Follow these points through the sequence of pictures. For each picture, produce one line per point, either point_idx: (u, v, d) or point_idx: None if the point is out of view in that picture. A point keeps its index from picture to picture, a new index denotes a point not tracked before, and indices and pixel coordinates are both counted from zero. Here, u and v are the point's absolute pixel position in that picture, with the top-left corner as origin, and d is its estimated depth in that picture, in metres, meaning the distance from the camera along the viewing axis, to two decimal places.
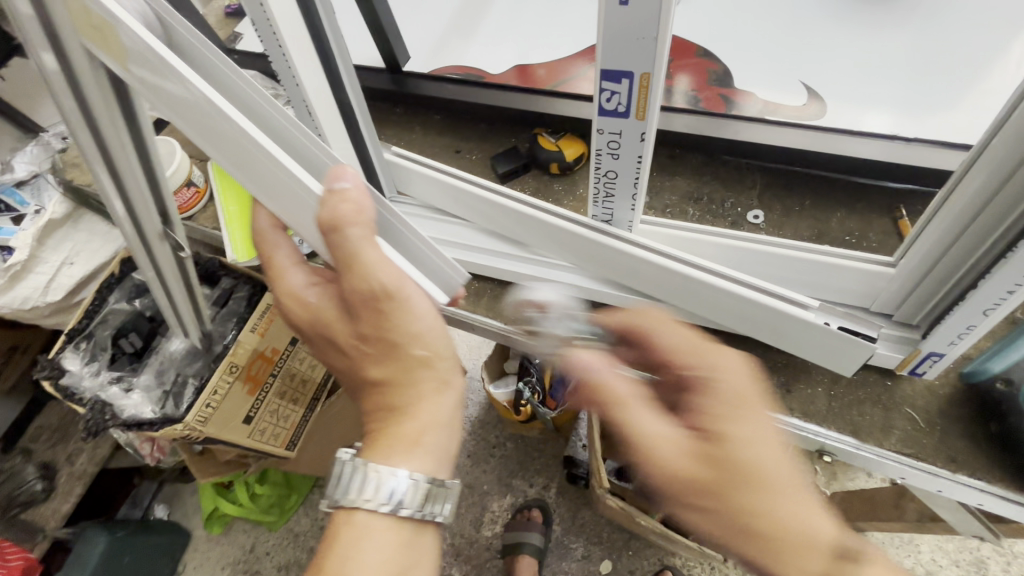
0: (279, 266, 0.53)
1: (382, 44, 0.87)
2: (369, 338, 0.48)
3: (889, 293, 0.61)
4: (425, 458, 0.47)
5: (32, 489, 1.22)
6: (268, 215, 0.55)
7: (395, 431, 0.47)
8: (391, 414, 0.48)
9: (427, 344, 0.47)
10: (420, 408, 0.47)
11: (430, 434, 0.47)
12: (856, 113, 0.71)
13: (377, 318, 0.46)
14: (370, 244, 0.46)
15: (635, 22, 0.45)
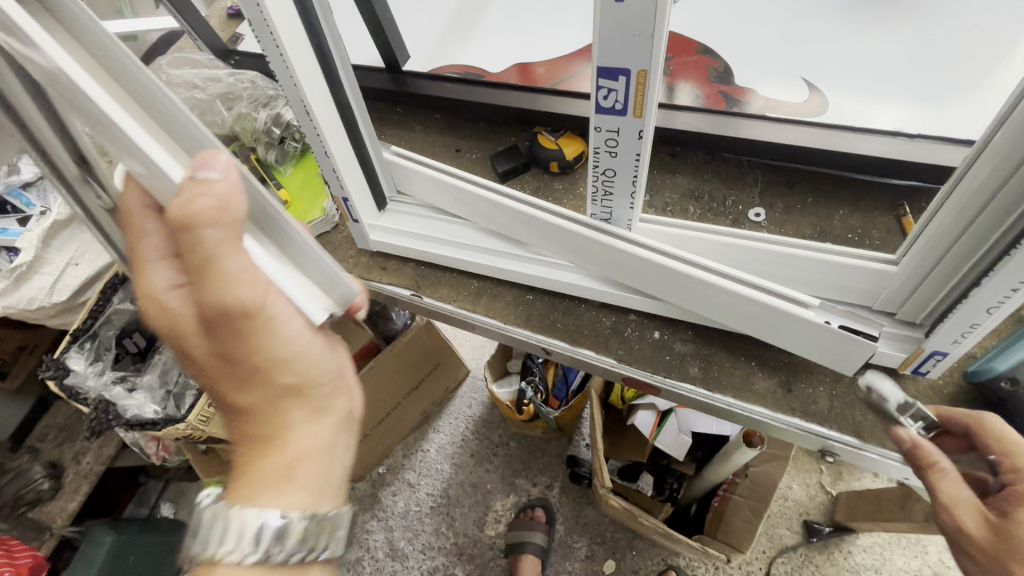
0: (142, 260, 0.46)
1: (382, 44, 0.87)
2: (231, 359, 0.44)
3: (892, 291, 0.60)
4: (298, 491, 0.45)
5: (38, 488, 1.23)
6: (138, 196, 0.48)
7: (265, 467, 0.45)
8: (261, 445, 0.47)
9: (297, 370, 0.46)
10: (290, 439, 0.47)
11: (306, 465, 0.46)
12: (859, 109, 0.70)
13: (240, 335, 0.43)
14: (229, 251, 0.40)
15: (631, 19, 0.45)
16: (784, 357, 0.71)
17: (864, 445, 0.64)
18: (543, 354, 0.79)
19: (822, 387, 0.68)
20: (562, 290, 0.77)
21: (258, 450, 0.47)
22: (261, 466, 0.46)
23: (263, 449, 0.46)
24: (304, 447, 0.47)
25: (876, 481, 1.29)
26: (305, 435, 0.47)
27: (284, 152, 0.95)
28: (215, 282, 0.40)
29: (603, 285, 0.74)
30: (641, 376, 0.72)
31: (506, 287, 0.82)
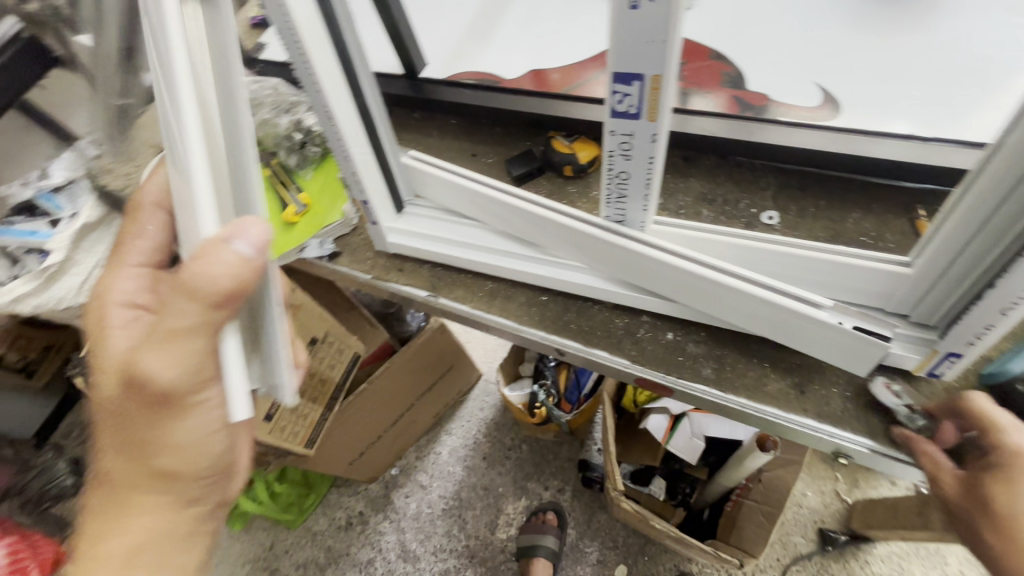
0: (123, 263, 0.64)
1: (400, 51, 0.90)
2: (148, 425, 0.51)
3: (906, 292, 0.60)
4: (161, 522, 0.55)
5: (62, 484, 1.25)
6: (152, 194, 0.62)
7: (104, 548, 0.53)
8: (109, 515, 0.54)
9: (188, 456, 0.53)
10: (136, 522, 0.54)
11: (147, 553, 0.54)
12: (873, 112, 0.70)
13: (155, 412, 0.50)
14: (192, 339, 0.46)
15: (644, 25, 0.46)
16: (797, 359, 0.71)
17: (877, 448, 0.64)
18: (555, 355, 0.80)
19: (835, 388, 0.68)
20: (575, 291, 0.79)
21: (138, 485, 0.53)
22: (108, 528, 0.54)
23: (114, 513, 0.54)
24: (186, 443, 0.53)
25: (894, 489, 1.27)
26: (157, 506, 0.55)
27: (305, 157, 0.98)
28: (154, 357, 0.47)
29: (616, 286, 0.75)
30: (653, 376, 0.73)
31: (519, 289, 0.83)
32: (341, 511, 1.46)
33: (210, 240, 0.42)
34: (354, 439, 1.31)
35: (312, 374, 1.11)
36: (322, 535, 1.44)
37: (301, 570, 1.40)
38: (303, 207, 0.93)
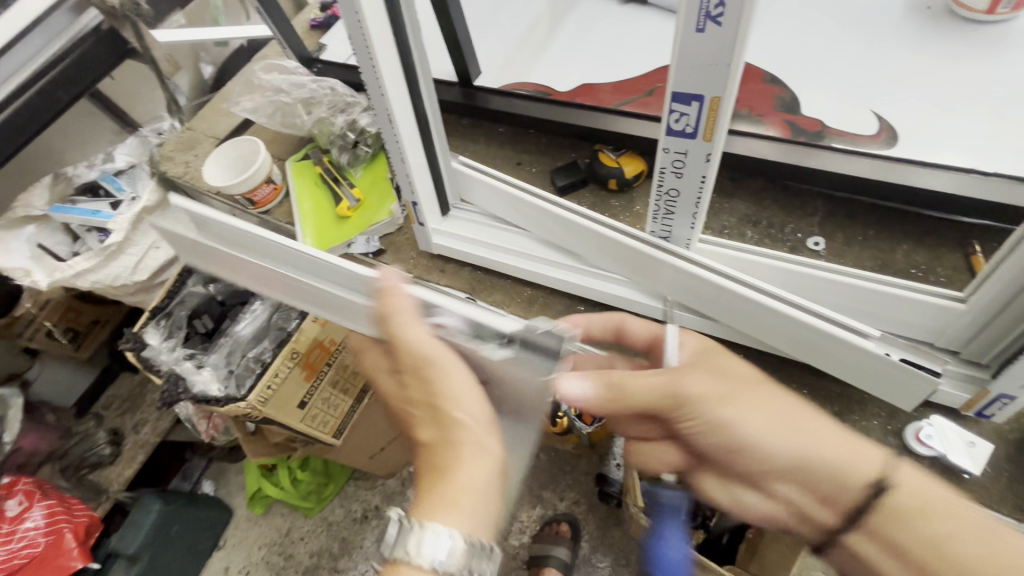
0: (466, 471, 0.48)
1: (457, 60, 0.92)
2: (432, 408, 0.51)
3: (957, 328, 0.59)
4: (461, 519, 0.45)
5: (100, 452, 1.35)
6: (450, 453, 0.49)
7: (433, 493, 0.48)
8: (432, 475, 0.49)
9: (462, 404, 0.50)
10: (455, 470, 0.48)
11: (466, 495, 0.46)
12: (928, 143, 0.68)
13: (435, 448, 0.50)
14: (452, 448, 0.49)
15: (709, 48, 0.47)
16: (837, 388, 0.70)
17: None
18: None
19: (876, 420, 0.67)
20: (612, 302, 0.79)
21: (433, 503, 0.46)
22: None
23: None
24: (482, 485, 0.47)
25: None
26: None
27: (356, 155, 1.02)
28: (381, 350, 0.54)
29: (659, 303, 0.75)
30: None
31: (557, 297, 0.85)
32: (357, 504, 1.48)
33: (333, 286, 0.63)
34: (381, 435, 1.29)
35: (345, 366, 1.16)
36: (337, 526, 1.46)
37: (316, 557, 1.43)
38: (355, 202, 0.98)
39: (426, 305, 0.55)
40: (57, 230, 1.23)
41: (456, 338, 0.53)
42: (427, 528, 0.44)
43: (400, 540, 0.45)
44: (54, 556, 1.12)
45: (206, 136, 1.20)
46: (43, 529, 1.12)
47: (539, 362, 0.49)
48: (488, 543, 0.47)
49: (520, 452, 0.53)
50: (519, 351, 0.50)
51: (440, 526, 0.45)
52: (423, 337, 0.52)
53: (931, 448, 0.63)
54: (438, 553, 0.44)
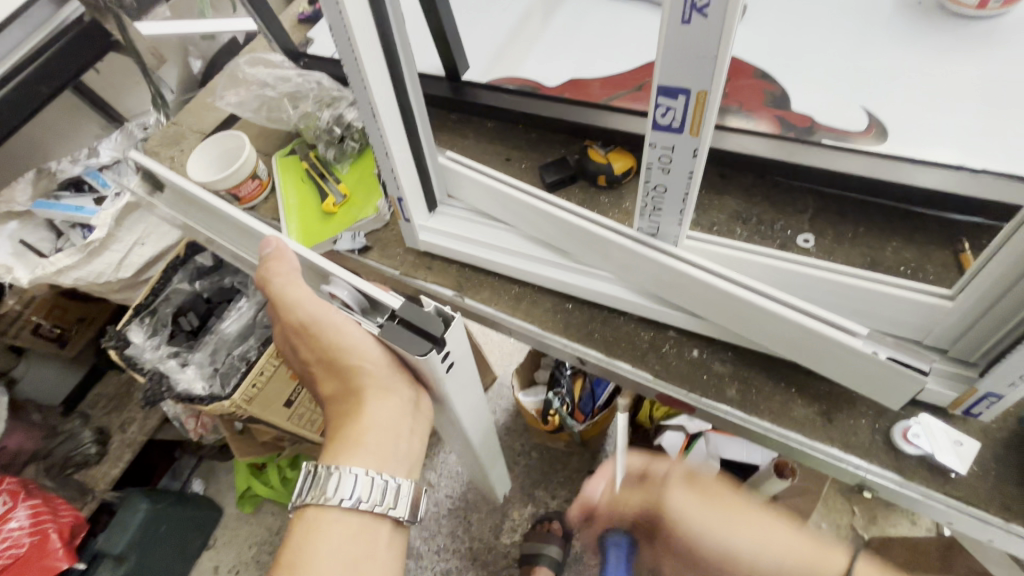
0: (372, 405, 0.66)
1: (444, 54, 0.91)
2: (336, 366, 0.68)
3: (945, 326, 0.59)
4: (368, 457, 0.64)
5: (86, 451, 1.32)
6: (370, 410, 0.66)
7: (347, 437, 0.66)
8: (348, 419, 0.68)
9: (359, 357, 0.66)
10: (365, 416, 0.66)
11: (372, 433, 0.65)
12: (918, 139, 0.68)
13: (351, 395, 0.69)
14: (367, 399, 0.67)
15: (695, 40, 0.46)
16: (826, 386, 0.70)
17: (904, 483, 0.62)
18: (576, 363, 0.80)
19: (864, 419, 0.67)
20: (600, 300, 0.78)
21: (348, 446, 0.65)
22: (304, 555, 0.60)
23: (309, 523, 0.62)
24: (386, 424, 0.65)
25: (915, 530, 1.22)
26: (351, 521, 0.62)
27: (342, 150, 1.01)
28: (284, 315, 0.69)
29: (645, 300, 0.74)
30: (676, 394, 0.73)
31: (545, 294, 0.84)
32: None
33: (272, 241, 0.71)
34: None
35: None
36: None
37: None
38: (342, 197, 0.97)
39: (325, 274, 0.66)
40: (41, 226, 1.20)
41: (348, 309, 0.65)
42: (337, 472, 0.62)
43: (321, 483, 0.62)
44: (38, 557, 1.10)
45: (191, 131, 1.18)
46: (26, 530, 1.10)
47: (418, 342, 0.59)
48: (391, 471, 0.65)
49: (404, 406, 0.68)
50: (402, 325, 0.61)
51: (351, 466, 0.62)
52: (315, 302, 0.67)
53: (918, 447, 0.62)
54: (354, 490, 0.62)
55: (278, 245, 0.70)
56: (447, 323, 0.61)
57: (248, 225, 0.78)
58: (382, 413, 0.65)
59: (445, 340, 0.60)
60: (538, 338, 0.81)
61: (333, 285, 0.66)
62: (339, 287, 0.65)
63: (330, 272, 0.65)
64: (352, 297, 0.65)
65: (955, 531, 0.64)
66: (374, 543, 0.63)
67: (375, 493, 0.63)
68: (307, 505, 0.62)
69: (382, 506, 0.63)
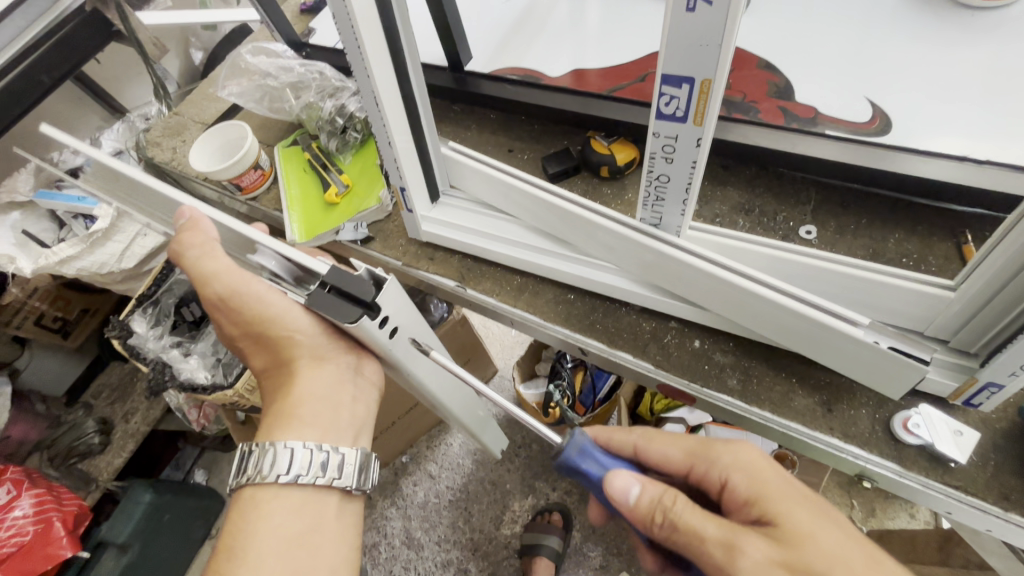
0: (305, 379, 0.65)
1: (447, 44, 0.91)
2: (265, 339, 0.66)
3: (947, 316, 0.59)
4: (306, 430, 0.62)
5: (89, 441, 1.32)
6: (302, 381, 0.65)
7: (284, 412, 0.64)
8: (283, 395, 0.66)
9: (285, 325, 0.64)
10: (299, 387, 0.65)
11: (307, 404, 0.63)
12: (924, 130, 0.67)
13: (283, 368, 0.68)
14: (302, 373, 0.65)
15: (699, 29, 0.46)
16: (826, 377, 0.70)
17: (905, 473, 0.63)
18: (577, 353, 0.80)
19: (865, 409, 0.67)
20: (602, 290, 0.79)
21: (283, 421, 0.63)
22: (247, 534, 0.58)
23: (248, 503, 0.60)
24: (321, 394, 0.64)
25: (913, 522, 1.22)
26: (293, 495, 0.60)
27: (345, 141, 1.01)
28: (201, 289, 0.66)
29: (646, 290, 0.74)
30: (677, 383, 0.73)
31: (547, 285, 0.84)
32: None
33: (187, 210, 0.64)
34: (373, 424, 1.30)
35: None
36: None
37: None
38: (344, 188, 0.97)
39: (247, 243, 0.62)
40: (43, 217, 1.21)
41: (277, 280, 0.63)
42: (273, 448, 0.60)
43: (257, 461, 0.60)
44: (42, 545, 1.11)
45: (193, 122, 1.18)
46: (31, 518, 1.11)
47: (349, 309, 0.55)
48: (333, 441, 0.63)
49: (341, 376, 0.66)
50: (332, 292, 0.56)
51: (287, 441, 0.60)
52: (233, 274, 0.63)
53: (918, 436, 0.62)
54: (291, 464, 0.59)
55: (191, 214, 0.65)
56: (380, 287, 0.56)
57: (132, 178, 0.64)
58: (316, 383, 0.65)
59: (378, 306, 0.56)
60: (540, 327, 0.81)
61: (259, 254, 0.61)
62: (264, 257, 0.61)
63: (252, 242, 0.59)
64: (280, 267, 0.61)
65: (953, 520, 0.64)
66: (318, 523, 0.60)
67: (315, 465, 0.60)
68: (245, 484, 0.60)
69: (326, 478, 0.61)
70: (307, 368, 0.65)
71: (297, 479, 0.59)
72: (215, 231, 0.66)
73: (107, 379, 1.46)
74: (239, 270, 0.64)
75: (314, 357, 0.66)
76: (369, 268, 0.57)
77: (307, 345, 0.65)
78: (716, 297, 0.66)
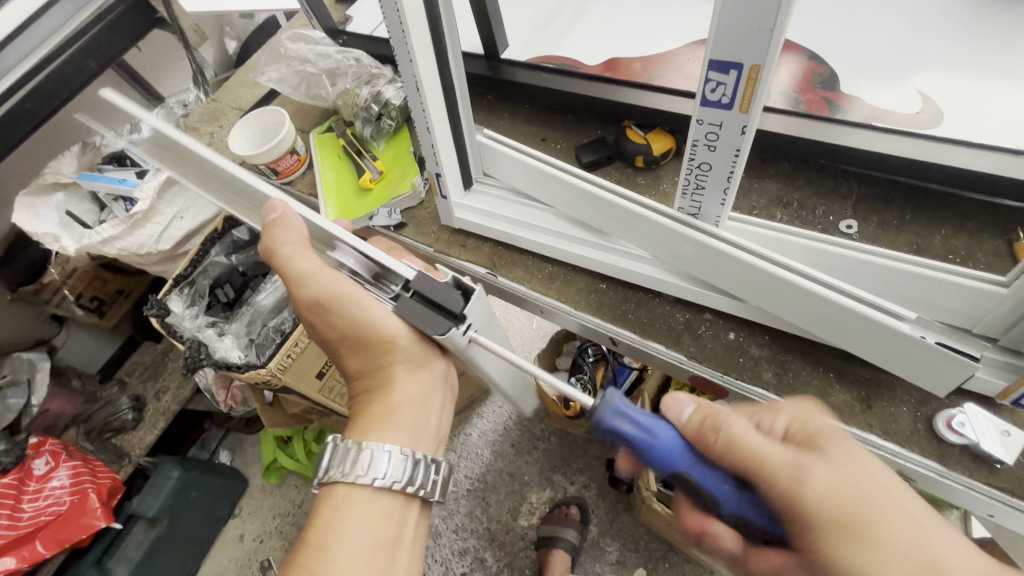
0: (398, 387, 0.65)
1: (484, 32, 0.91)
2: (362, 342, 0.64)
3: (997, 314, 0.57)
4: (402, 434, 0.63)
5: (123, 417, 1.37)
6: (403, 389, 0.65)
7: (379, 416, 0.64)
8: (377, 399, 0.66)
9: (386, 333, 0.62)
10: (395, 393, 0.65)
11: (405, 412, 0.64)
12: (976, 122, 0.66)
13: (376, 371, 0.67)
14: (399, 381, 0.65)
15: (752, 13, 0.45)
16: (866, 373, 0.69)
17: (947, 473, 0.61)
18: (608, 343, 0.81)
19: (906, 407, 0.66)
20: (636, 281, 0.78)
21: (380, 423, 0.63)
22: (331, 533, 0.58)
23: (339, 502, 0.60)
24: (418, 400, 0.65)
25: None
26: (381, 502, 0.60)
27: (379, 128, 1.03)
28: (293, 290, 0.62)
29: (683, 281, 0.74)
30: (710, 375, 0.73)
31: (579, 274, 0.84)
32: None
33: (283, 211, 0.58)
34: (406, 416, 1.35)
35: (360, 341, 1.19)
36: None
37: None
38: (378, 174, 0.99)
39: (330, 239, 0.60)
40: (85, 198, 1.24)
41: (356, 277, 0.62)
42: (370, 448, 0.59)
43: (352, 459, 0.59)
44: (78, 515, 1.15)
45: (230, 108, 1.20)
46: (68, 488, 1.15)
47: (439, 319, 0.56)
48: (422, 450, 0.64)
49: (432, 385, 0.67)
50: (420, 301, 0.57)
51: (384, 443, 0.60)
52: (326, 275, 0.60)
53: (963, 436, 0.61)
54: (386, 468, 0.59)
55: (283, 209, 0.59)
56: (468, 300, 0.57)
57: (237, 176, 0.60)
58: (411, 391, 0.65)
59: (467, 317, 0.56)
60: (574, 318, 0.81)
61: (346, 253, 0.60)
62: (348, 253, 0.59)
63: (335, 237, 0.58)
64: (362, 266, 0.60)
65: (994, 523, 0.63)
66: (400, 534, 0.61)
67: (406, 473, 0.60)
68: (336, 481, 0.60)
69: (412, 487, 0.61)
70: (403, 377, 0.65)
71: (387, 491, 0.60)
72: (305, 226, 0.60)
73: (139, 357, 1.50)
74: (328, 269, 0.61)
75: (408, 365, 0.66)
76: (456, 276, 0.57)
77: (407, 353, 0.64)
78: (757, 289, 0.64)
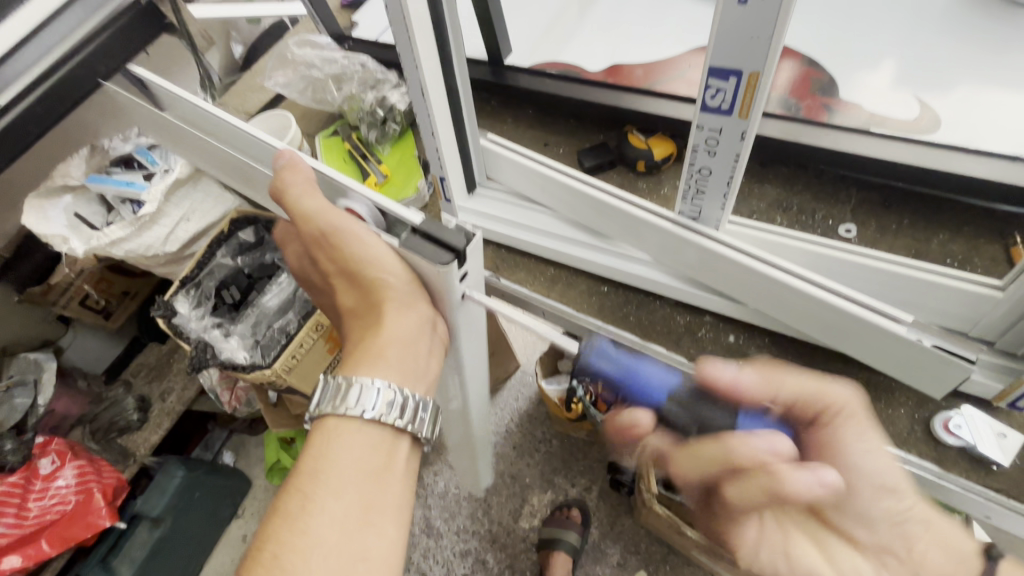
0: (388, 324, 0.62)
1: (488, 38, 0.92)
2: (358, 279, 0.64)
3: (993, 317, 0.58)
4: (390, 370, 0.60)
5: (129, 417, 1.37)
6: (394, 329, 0.62)
7: (367, 352, 0.62)
8: (369, 338, 0.64)
9: (378, 268, 0.62)
10: (385, 328, 0.62)
11: (394, 348, 0.61)
12: (973, 130, 0.67)
13: (370, 309, 0.65)
14: (389, 318, 0.62)
15: (751, 22, 0.46)
16: (863, 375, 0.70)
17: (945, 476, 0.61)
18: None
19: (903, 409, 0.67)
20: (637, 283, 0.79)
21: (369, 358, 0.61)
22: (321, 463, 0.58)
23: (330, 432, 0.59)
24: (408, 338, 0.62)
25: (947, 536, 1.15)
26: (373, 433, 0.59)
27: (384, 132, 1.05)
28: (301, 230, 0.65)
29: (682, 283, 0.75)
30: None
31: (580, 277, 0.85)
32: None
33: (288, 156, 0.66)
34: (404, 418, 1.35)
35: None
36: None
37: None
38: (382, 177, 1.01)
39: (341, 188, 0.66)
40: (93, 200, 1.26)
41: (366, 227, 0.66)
42: (360, 382, 0.58)
43: (342, 393, 0.59)
44: (83, 514, 1.17)
45: (237, 112, 1.22)
46: (73, 487, 1.16)
47: (439, 252, 0.57)
48: (412, 388, 0.62)
49: (423, 323, 0.64)
50: (422, 239, 0.59)
51: (372, 378, 0.59)
52: (331, 211, 0.63)
53: (959, 437, 0.62)
54: (375, 402, 0.59)
55: (291, 157, 0.66)
56: (468, 238, 0.59)
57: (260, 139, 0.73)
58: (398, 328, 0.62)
59: (466, 255, 0.59)
60: (577, 320, 0.81)
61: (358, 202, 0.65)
62: (360, 203, 0.65)
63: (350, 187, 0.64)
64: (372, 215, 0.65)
65: (992, 524, 0.63)
66: (394, 467, 0.60)
67: (398, 407, 0.59)
68: (327, 414, 0.59)
69: (401, 422, 0.60)
70: (392, 315, 0.62)
71: (379, 422, 0.59)
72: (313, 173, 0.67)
73: (143, 357, 1.51)
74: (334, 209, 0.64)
75: (399, 302, 0.63)
76: (459, 222, 0.60)
77: (397, 290, 0.62)
78: (757, 291, 0.65)
